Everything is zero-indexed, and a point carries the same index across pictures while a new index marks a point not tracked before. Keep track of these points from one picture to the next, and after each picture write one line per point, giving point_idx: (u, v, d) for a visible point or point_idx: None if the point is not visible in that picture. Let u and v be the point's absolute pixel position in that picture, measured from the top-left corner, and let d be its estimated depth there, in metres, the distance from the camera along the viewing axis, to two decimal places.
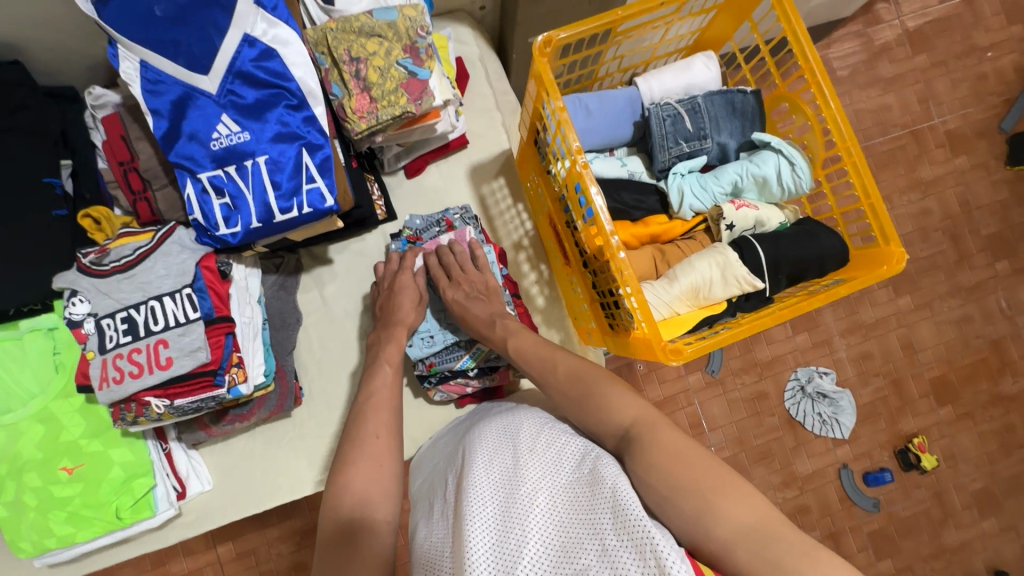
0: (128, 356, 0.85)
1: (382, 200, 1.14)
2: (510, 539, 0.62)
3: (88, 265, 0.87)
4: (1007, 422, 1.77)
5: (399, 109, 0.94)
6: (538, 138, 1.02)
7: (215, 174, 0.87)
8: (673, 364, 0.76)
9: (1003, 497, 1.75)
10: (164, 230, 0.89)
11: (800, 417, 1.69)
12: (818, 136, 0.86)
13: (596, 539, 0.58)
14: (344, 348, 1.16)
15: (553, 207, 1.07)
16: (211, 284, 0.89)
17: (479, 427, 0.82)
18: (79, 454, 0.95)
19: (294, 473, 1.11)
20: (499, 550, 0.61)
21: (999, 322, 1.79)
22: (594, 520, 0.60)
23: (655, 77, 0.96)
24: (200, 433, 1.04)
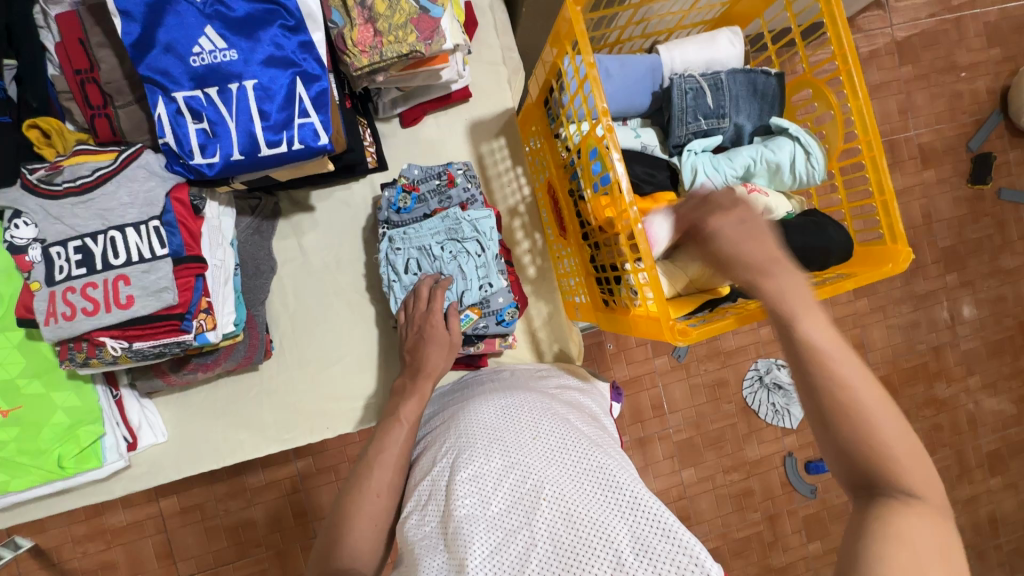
0: (81, 291, 0.75)
1: (373, 147, 1.05)
2: (524, 544, 0.64)
3: (36, 183, 0.76)
4: (936, 423, 1.90)
5: (407, 47, 0.85)
6: (549, 98, 0.96)
7: (193, 95, 0.77)
8: (679, 345, 0.73)
9: None
10: (130, 151, 0.78)
11: (755, 406, 1.74)
12: (839, 128, 0.85)
13: (609, 551, 0.61)
14: (321, 302, 1.08)
15: (556, 172, 1.01)
16: (182, 219, 0.80)
17: (478, 411, 0.80)
18: (16, 395, 0.85)
19: (257, 429, 1.05)
20: (512, 555, 0.64)
21: (942, 330, 1.89)
22: (608, 532, 0.62)
23: (677, 46, 0.92)
24: (157, 381, 0.96)
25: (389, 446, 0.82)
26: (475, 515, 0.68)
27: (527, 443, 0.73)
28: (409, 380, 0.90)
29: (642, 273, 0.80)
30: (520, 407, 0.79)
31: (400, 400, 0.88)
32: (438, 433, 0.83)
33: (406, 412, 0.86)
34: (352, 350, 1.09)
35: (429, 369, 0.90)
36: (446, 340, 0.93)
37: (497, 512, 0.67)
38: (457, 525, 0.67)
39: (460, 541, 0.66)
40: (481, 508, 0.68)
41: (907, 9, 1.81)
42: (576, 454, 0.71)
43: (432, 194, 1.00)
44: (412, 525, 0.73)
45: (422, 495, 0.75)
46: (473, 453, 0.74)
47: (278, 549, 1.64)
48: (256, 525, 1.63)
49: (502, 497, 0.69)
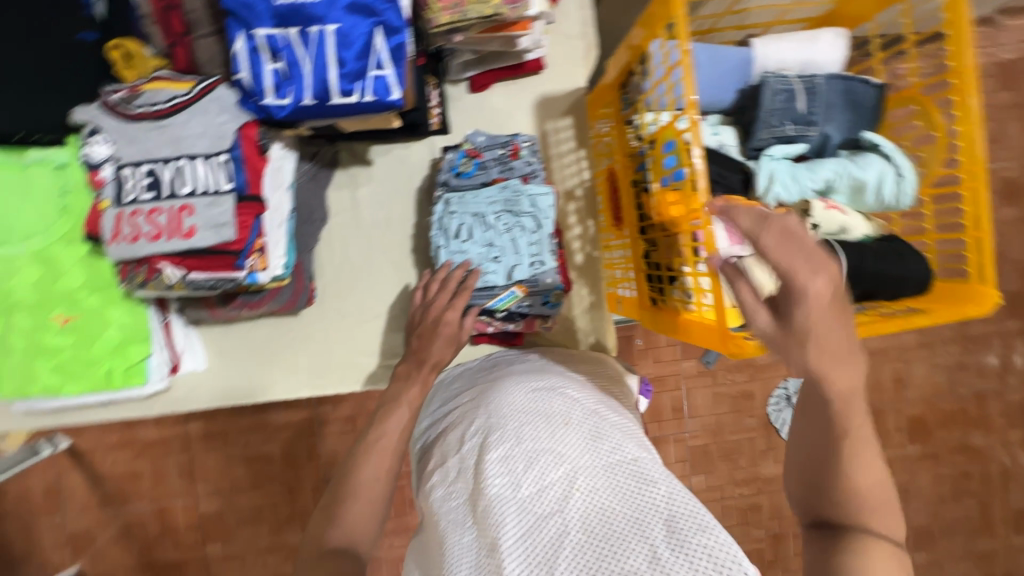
0: (147, 215, 0.77)
1: (439, 109, 1.04)
2: (555, 529, 0.63)
3: (115, 104, 0.78)
4: (965, 471, 1.82)
5: (490, 9, 0.82)
6: (628, 81, 0.92)
7: (273, 34, 0.76)
8: (731, 358, 0.71)
9: (939, 535, 1.82)
10: (206, 83, 0.78)
11: (777, 424, 1.70)
12: (939, 153, 0.78)
13: (644, 544, 0.58)
14: (367, 259, 1.09)
15: (621, 160, 0.98)
16: (248, 156, 0.80)
17: (508, 393, 0.80)
18: (74, 305, 0.88)
19: (290, 373, 1.08)
20: (543, 539, 0.63)
21: (990, 378, 1.79)
22: (642, 525, 0.60)
23: (773, 41, 0.86)
24: (203, 312, 0.98)
25: (390, 433, 0.80)
26: (505, 498, 0.68)
27: (560, 430, 0.73)
28: (413, 368, 0.90)
29: (701, 278, 0.78)
30: (553, 392, 0.79)
31: (401, 385, 0.88)
32: (468, 409, 0.84)
33: (410, 398, 0.86)
34: (390, 308, 1.09)
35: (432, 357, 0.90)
36: (453, 334, 0.92)
37: (527, 496, 0.67)
38: (486, 504, 0.69)
39: (489, 521, 0.67)
40: (511, 490, 0.68)
41: (1017, 29, 1.66)
42: (609, 446, 0.71)
43: (495, 163, 0.98)
44: (439, 499, 0.75)
45: (451, 470, 0.76)
46: (504, 433, 0.74)
47: (290, 486, 1.71)
48: (272, 460, 1.71)
49: (532, 480, 0.68)
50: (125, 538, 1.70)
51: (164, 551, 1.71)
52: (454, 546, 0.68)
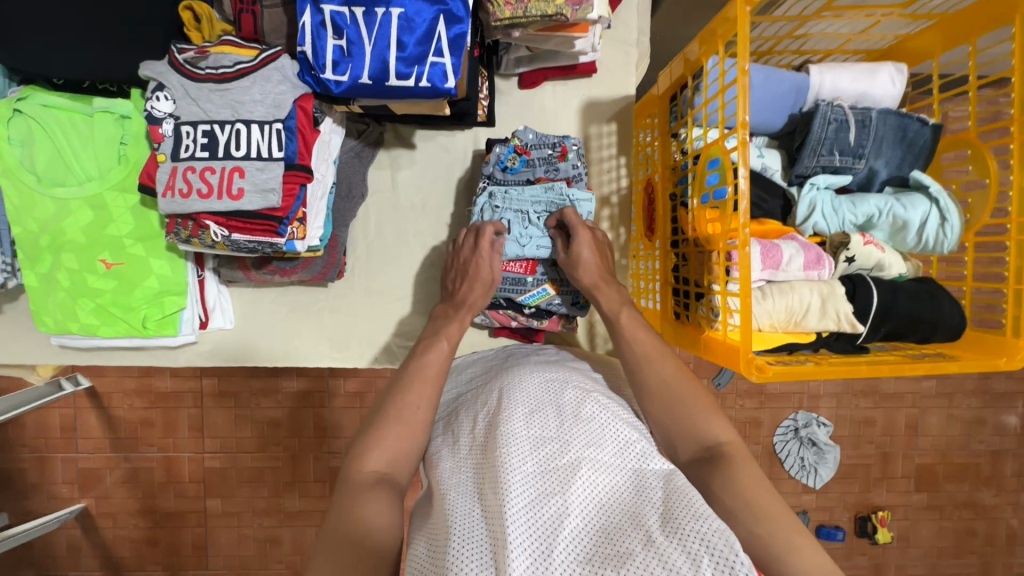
0: (200, 173, 0.80)
1: (487, 101, 1.05)
2: (557, 507, 0.64)
3: (182, 63, 0.80)
4: (970, 527, 1.78)
5: (552, 8, 0.83)
6: (678, 94, 0.92)
7: (339, 11, 0.78)
8: (751, 380, 0.71)
9: None
10: (271, 51, 0.80)
11: (782, 454, 1.71)
12: (989, 201, 0.77)
13: (641, 531, 0.60)
14: (399, 241, 1.11)
15: (662, 172, 0.98)
16: (301, 127, 0.83)
17: (523, 381, 0.82)
18: (120, 251, 0.92)
19: (314, 341, 1.12)
20: (545, 513, 0.63)
21: (1007, 436, 1.76)
22: (641, 516, 0.62)
23: (831, 70, 0.85)
24: (238, 273, 1.00)
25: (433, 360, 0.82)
26: (512, 465, 0.68)
27: (568, 419, 0.75)
28: (451, 309, 0.91)
29: (730, 297, 0.78)
30: (565, 383, 0.82)
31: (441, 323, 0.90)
32: (480, 393, 0.86)
33: (451, 334, 0.87)
34: (415, 291, 1.12)
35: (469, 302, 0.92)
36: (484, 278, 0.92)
37: (533, 472, 0.68)
38: (492, 473, 0.69)
39: (494, 489, 0.67)
40: (517, 461, 0.69)
41: None
42: (615, 440, 0.72)
43: (541, 162, 0.99)
44: (446, 471, 0.75)
45: (461, 444, 0.77)
46: (515, 413, 0.76)
47: (293, 453, 1.75)
48: (279, 425, 1.75)
49: (538, 459, 0.70)
50: (131, 481, 1.76)
51: (166, 499, 1.77)
52: (454, 505, 0.68)
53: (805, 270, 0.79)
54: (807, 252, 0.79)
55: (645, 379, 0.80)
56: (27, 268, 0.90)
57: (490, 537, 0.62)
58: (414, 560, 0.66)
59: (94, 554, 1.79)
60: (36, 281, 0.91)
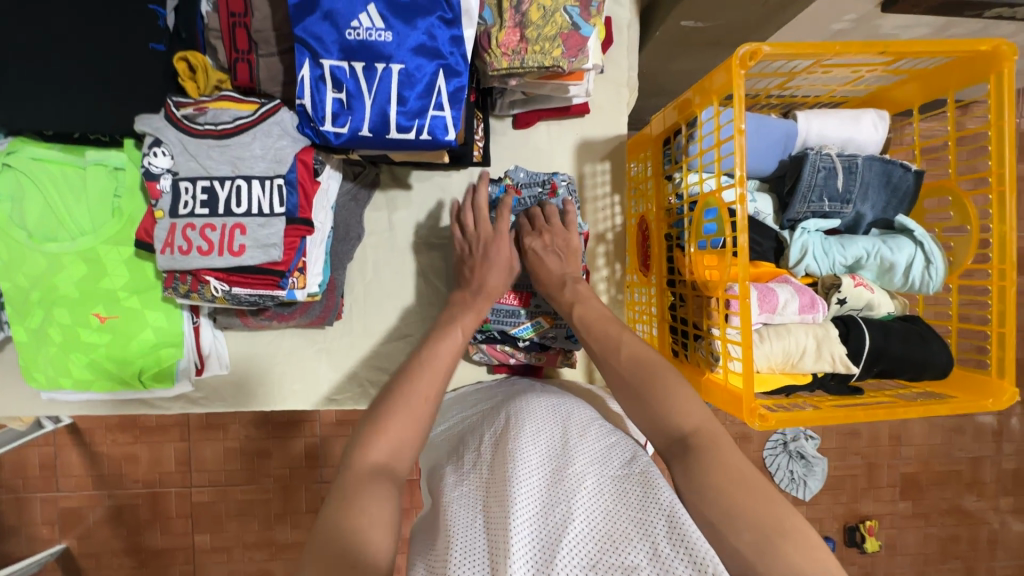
0: (200, 230, 0.79)
1: (483, 142, 1.06)
2: (560, 513, 0.63)
3: (180, 118, 0.79)
4: (954, 533, 1.84)
5: (550, 60, 0.85)
6: (672, 138, 0.94)
7: (339, 65, 0.78)
8: (753, 427, 0.73)
9: None
10: (270, 106, 0.80)
11: (772, 468, 1.75)
12: (971, 246, 0.81)
13: (647, 540, 0.59)
14: (397, 281, 1.11)
15: (656, 211, 1.00)
16: (301, 181, 0.83)
17: (530, 409, 0.84)
18: (115, 305, 0.90)
19: (312, 385, 1.11)
20: (548, 522, 0.63)
21: (985, 442, 1.82)
22: (647, 523, 0.61)
23: (817, 117, 0.89)
24: (235, 319, 0.99)
25: (442, 348, 0.81)
26: (517, 479, 0.68)
27: (575, 439, 0.76)
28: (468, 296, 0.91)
29: (730, 344, 0.80)
30: (571, 411, 0.83)
31: (454, 311, 0.88)
32: (487, 419, 0.88)
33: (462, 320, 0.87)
34: (413, 329, 1.12)
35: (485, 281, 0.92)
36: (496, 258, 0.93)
37: (538, 484, 0.68)
38: (498, 488, 0.69)
39: (500, 501, 0.67)
40: (523, 475, 0.69)
41: None
42: (620, 460, 0.73)
43: (531, 200, 1.01)
44: (450, 485, 0.76)
45: (467, 463, 0.79)
46: (522, 434, 0.77)
47: (285, 483, 1.73)
48: (270, 456, 1.72)
49: (546, 472, 0.70)
50: (115, 520, 1.71)
51: (153, 537, 1.72)
52: (457, 516, 0.68)
53: (800, 313, 0.82)
54: (801, 297, 0.82)
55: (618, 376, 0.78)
56: (17, 324, 0.88)
57: (495, 546, 0.62)
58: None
59: None
60: (26, 336, 0.89)
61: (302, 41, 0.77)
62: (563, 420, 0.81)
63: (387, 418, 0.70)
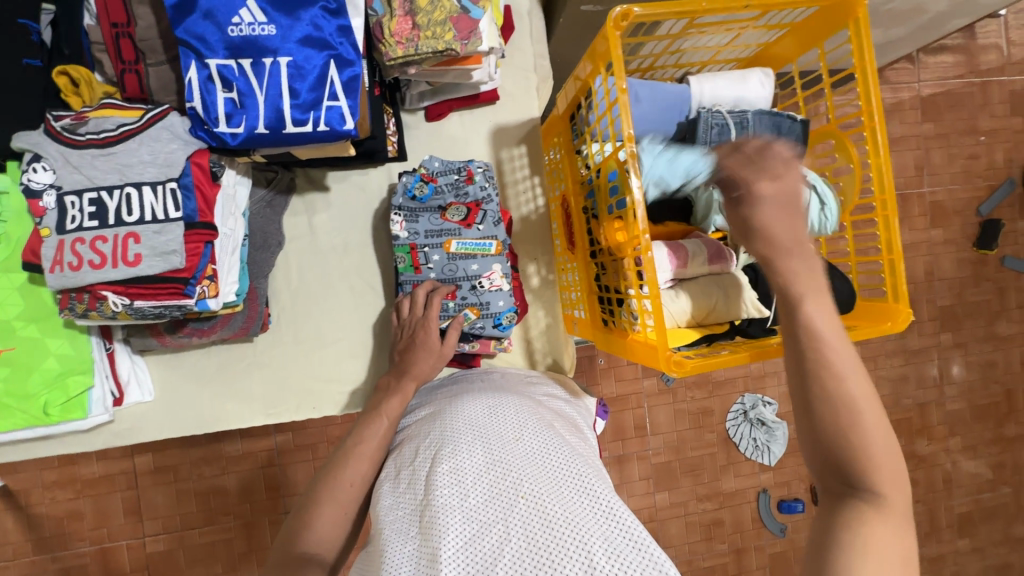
0: (90, 243, 0.76)
1: (396, 136, 1.06)
2: (494, 535, 0.62)
3: (59, 131, 0.77)
4: (911, 478, 1.91)
5: (443, 44, 0.85)
6: (576, 113, 0.97)
7: (226, 64, 0.77)
8: (672, 376, 0.74)
9: None
10: (157, 111, 0.78)
11: (736, 438, 1.78)
12: (856, 183, 0.86)
13: (582, 553, 0.59)
14: (324, 285, 1.09)
15: (572, 187, 1.02)
16: (198, 183, 0.81)
17: (464, 410, 0.79)
18: (10, 336, 0.86)
19: (245, 403, 1.07)
20: (484, 548, 0.61)
21: (929, 388, 1.92)
22: (583, 534, 0.61)
23: (709, 79, 0.92)
24: (151, 341, 0.96)
25: (368, 439, 0.82)
26: (451, 504, 0.66)
27: (511, 444, 0.72)
28: (395, 380, 0.91)
29: (644, 300, 0.81)
30: (507, 407, 0.79)
31: (384, 396, 0.89)
32: (423, 423, 0.82)
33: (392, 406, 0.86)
34: (349, 332, 1.10)
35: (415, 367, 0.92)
36: (434, 350, 0.94)
37: (475, 503, 0.66)
38: (432, 512, 0.66)
39: (436, 525, 0.64)
40: (459, 499, 0.66)
41: (934, 67, 1.87)
42: (559, 459, 0.70)
43: (449, 188, 1.02)
44: (385, 507, 0.71)
45: (402, 480, 0.73)
46: (456, 445, 0.73)
47: (246, 520, 1.64)
48: (228, 494, 1.64)
49: (481, 488, 0.67)
50: None
51: None
52: (393, 546, 0.66)
53: (711, 262, 0.86)
54: (707, 248, 0.86)
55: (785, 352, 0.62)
56: None
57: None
58: None
59: None
60: None
61: (185, 41, 0.76)
62: (501, 417, 0.77)
63: (319, 504, 0.75)
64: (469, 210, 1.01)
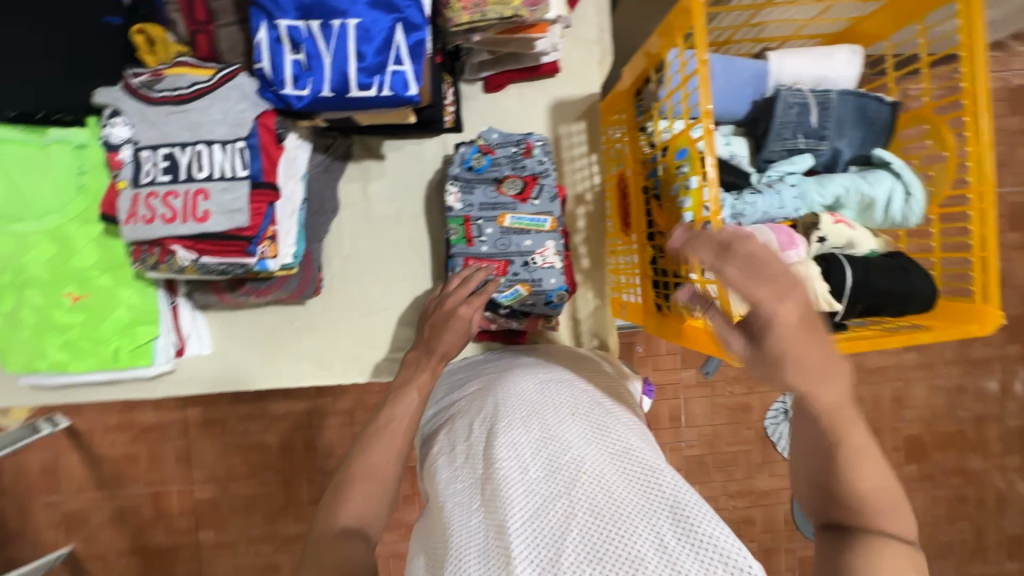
0: (163, 197, 0.79)
1: (453, 108, 1.04)
2: (559, 508, 0.61)
3: (137, 87, 0.79)
4: (961, 494, 1.81)
5: (510, 10, 0.83)
6: (642, 88, 0.92)
7: (296, 25, 0.77)
8: (733, 365, 0.71)
9: (932, 559, 1.81)
10: (227, 70, 0.79)
11: (775, 437, 1.72)
12: (949, 172, 0.80)
13: (650, 529, 0.58)
14: (375, 253, 1.10)
15: (632, 166, 0.98)
16: (265, 145, 0.82)
17: (516, 385, 0.78)
18: (86, 284, 0.90)
19: (294, 364, 1.10)
20: (550, 520, 0.60)
21: (988, 402, 1.80)
22: (648, 511, 0.60)
23: (789, 56, 0.86)
24: (212, 297, 0.99)
25: (399, 417, 0.77)
26: (514, 478, 0.65)
27: (567, 421, 0.71)
28: (421, 356, 0.86)
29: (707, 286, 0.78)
30: (559, 384, 0.78)
31: (410, 372, 0.85)
32: (474, 399, 0.82)
33: (422, 384, 0.82)
34: (395, 301, 1.11)
35: (443, 350, 0.87)
36: (464, 329, 0.89)
37: (536, 478, 0.65)
38: (494, 483, 0.66)
39: (499, 498, 0.64)
40: (519, 472, 0.66)
41: None
42: (617, 436, 0.69)
43: (507, 160, 1.01)
44: (445, 482, 0.72)
45: (458, 455, 0.74)
46: (511, 419, 0.72)
47: (285, 477, 1.71)
48: (268, 452, 1.71)
49: (541, 463, 0.66)
50: (118, 520, 1.69)
51: (156, 536, 1.70)
52: (455, 517, 0.66)
53: (781, 251, 0.79)
54: (778, 234, 0.79)
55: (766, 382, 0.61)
56: None
57: (496, 550, 0.60)
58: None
59: None
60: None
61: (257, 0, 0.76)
62: (554, 394, 0.76)
63: (353, 482, 0.70)
64: (525, 184, 1.00)
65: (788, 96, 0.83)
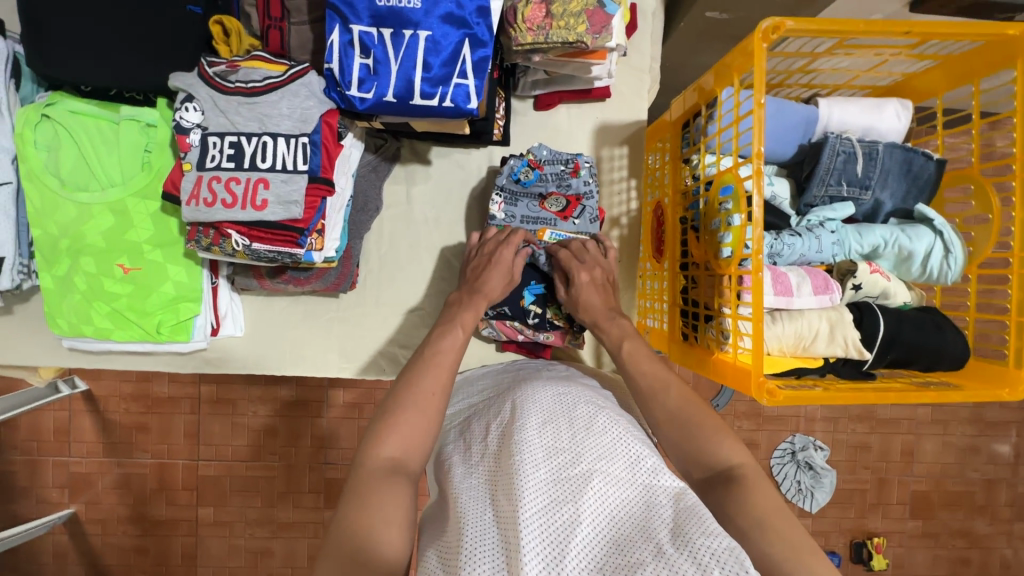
0: (225, 182, 0.82)
1: (503, 121, 1.07)
2: (567, 512, 0.62)
3: (212, 76, 0.83)
4: (964, 556, 1.78)
5: (574, 36, 0.85)
6: (691, 121, 0.94)
7: (368, 31, 0.79)
8: (761, 403, 0.72)
9: None
10: (299, 68, 0.83)
11: (779, 477, 1.71)
12: (992, 234, 0.81)
13: (652, 542, 0.57)
14: (411, 254, 1.13)
15: (672, 196, 1.00)
16: (326, 142, 0.85)
17: (535, 394, 0.80)
18: (138, 257, 0.94)
19: (321, 353, 1.13)
20: (556, 522, 0.61)
21: (1001, 465, 1.77)
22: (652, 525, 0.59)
23: (839, 104, 0.88)
24: (252, 281, 1.02)
25: (447, 350, 0.81)
26: (524, 476, 0.66)
27: (580, 433, 0.72)
28: (466, 294, 0.91)
29: (740, 321, 0.80)
30: (575, 397, 0.79)
31: (456, 309, 0.89)
32: (493, 404, 0.84)
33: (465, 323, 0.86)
34: (425, 302, 1.13)
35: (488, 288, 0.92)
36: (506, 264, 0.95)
37: (545, 481, 0.66)
38: (505, 481, 0.67)
39: (509, 494, 0.65)
40: (530, 473, 0.67)
41: None
42: (627, 452, 0.69)
43: (554, 177, 1.02)
44: (459, 479, 0.73)
45: (474, 455, 0.75)
46: (527, 424, 0.74)
47: (289, 462, 1.73)
48: (275, 437, 1.73)
49: (551, 468, 0.67)
50: (122, 488, 1.72)
51: (157, 507, 1.73)
52: (466, 508, 0.67)
53: (815, 294, 0.81)
54: (814, 278, 0.81)
55: (662, 408, 0.78)
56: (44, 270, 0.92)
57: (504, 543, 0.60)
58: (429, 568, 0.65)
59: (80, 561, 1.74)
60: (53, 283, 0.93)
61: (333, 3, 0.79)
62: (572, 406, 0.77)
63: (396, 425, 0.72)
64: (569, 203, 1.03)
65: (839, 146, 0.84)
